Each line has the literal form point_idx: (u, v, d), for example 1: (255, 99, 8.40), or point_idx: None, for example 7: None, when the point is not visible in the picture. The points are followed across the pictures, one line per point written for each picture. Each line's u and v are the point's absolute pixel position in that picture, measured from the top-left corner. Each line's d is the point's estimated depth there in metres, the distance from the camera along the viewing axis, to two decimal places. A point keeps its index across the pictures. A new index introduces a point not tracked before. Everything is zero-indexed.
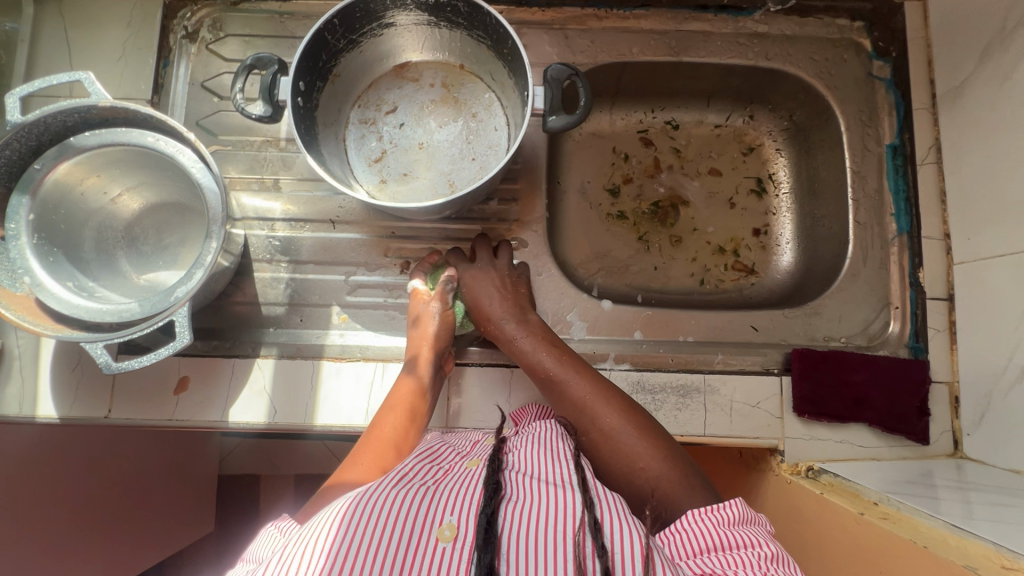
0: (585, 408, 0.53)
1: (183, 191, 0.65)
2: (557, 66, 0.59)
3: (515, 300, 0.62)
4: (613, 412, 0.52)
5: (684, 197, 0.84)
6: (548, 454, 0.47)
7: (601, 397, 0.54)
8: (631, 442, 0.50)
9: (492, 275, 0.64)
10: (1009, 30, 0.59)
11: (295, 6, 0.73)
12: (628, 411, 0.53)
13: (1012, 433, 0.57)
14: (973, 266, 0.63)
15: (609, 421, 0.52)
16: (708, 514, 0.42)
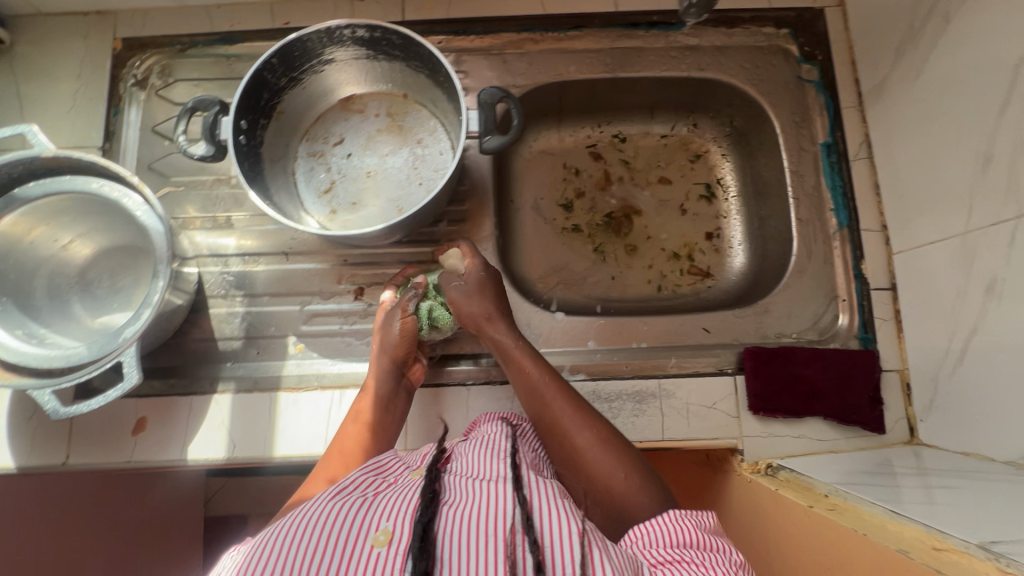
0: (559, 426, 0.52)
1: (134, 233, 0.66)
2: (489, 90, 0.61)
3: (495, 312, 0.59)
4: (590, 432, 0.51)
5: (636, 206, 0.86)
6: (489, 455, 0.47)
7: (581, 414, 0.53)
8: (604, 465, 0.50)
9: (472, 282, 0.60)
10: (916, 29, 0.62)
11: (240, 48, 0.75)
12: (606, 433, 0.52)
13: (960, 416, 0.58)
14: (910, 255, 0.65)
15: (582, 440, 0.51)
16: (681, 519, 0.44)
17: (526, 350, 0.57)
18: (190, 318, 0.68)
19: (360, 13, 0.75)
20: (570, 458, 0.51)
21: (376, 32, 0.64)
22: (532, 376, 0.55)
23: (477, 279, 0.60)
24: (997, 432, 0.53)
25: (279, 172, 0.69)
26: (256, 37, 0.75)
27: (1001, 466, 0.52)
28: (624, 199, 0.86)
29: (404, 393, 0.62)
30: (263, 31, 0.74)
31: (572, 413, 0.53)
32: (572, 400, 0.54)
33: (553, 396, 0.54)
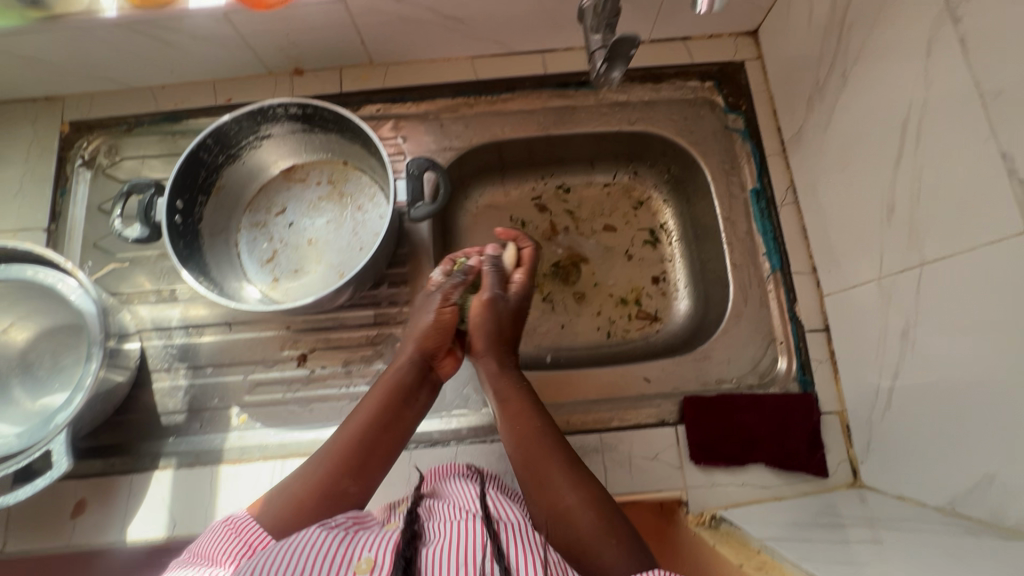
0: (544, 475, 0.53)
1: (64, 312, 0.66)
2: (416, 159, 0.64)
3: (510, 346, 0.64)
4: (575, 488, 0.52)
5: (583, 254, 0.86)
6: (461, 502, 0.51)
7: (569, 468, 0.54)
8: (586, 523, 0.49)
9: (505, 307, 0.65)
10: (822, 84, 0.65)
11: (185, 125, 0.78)
12: (595, 493, 0.51)
13: (894, 459, 0.58)
14: (838, 297, 0.66)
15: (568, 496, 0.51)
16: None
17: (525, 398, 0.60)
18: (132, 394, 0.69)
19: (300, 87, 0.78)
20: (553, 514, 0.51)
21: (309, 108, 0.67)
22: (526, 428, 0.57)
23: (507, 308, 0.65)
24: (926, 476, 0.53)
25: (219, 245, 0.71)
26: (201, 114, 0.78)
27: (931, 512, 0.52)
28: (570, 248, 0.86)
29: (427, 391, 0.62)
30: (207, 108, 0.78)
31: (559, 469, 0.53)
32: (563, 454, 0.55)
33: (542, 451, 0.55)
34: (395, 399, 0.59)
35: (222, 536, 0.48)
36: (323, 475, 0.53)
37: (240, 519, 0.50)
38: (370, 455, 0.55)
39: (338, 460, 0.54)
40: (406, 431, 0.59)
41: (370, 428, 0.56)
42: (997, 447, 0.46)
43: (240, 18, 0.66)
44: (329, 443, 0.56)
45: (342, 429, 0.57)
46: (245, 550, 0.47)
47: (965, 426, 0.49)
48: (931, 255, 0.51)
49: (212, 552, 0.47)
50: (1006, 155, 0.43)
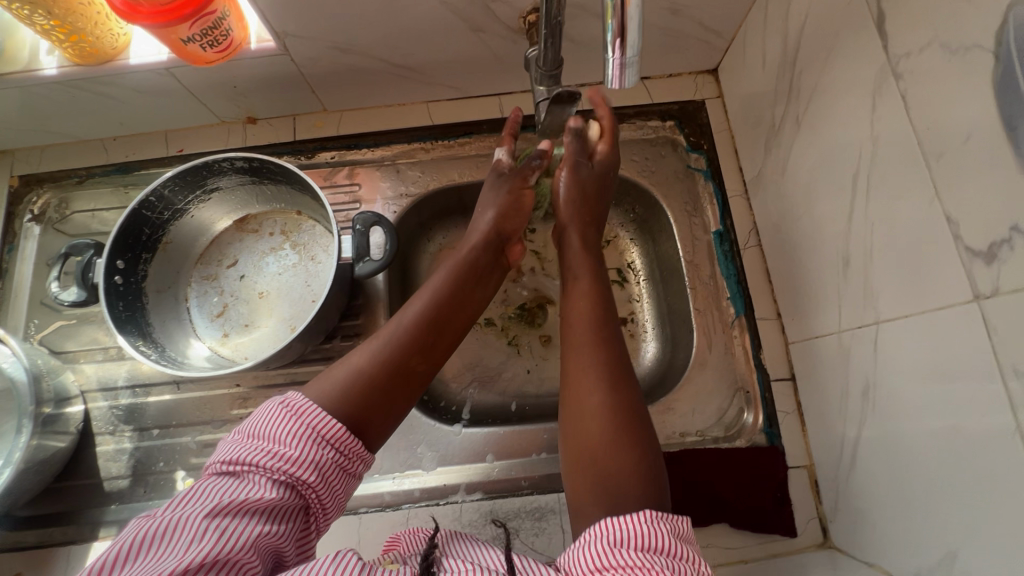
0: (579, 382, 0.50)
1: None
2: (363, 214, 0.63)
3: (591, 220, 0.65)
4: (609, 394, 0.48)
5: (549, 296, 0.84)
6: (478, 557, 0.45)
7: (613, 376, 0.50)
8: (609, 433, 0.46)
9: (587, 176, 0.64)
10: (778, 128, 0.64)
11: (136, 176, 0.76)
12: (637, 417, 0.47)
13: (861, 521, 0.55)
14: (802, 346, 0.64)
15: (597, 399, 0.48)
16: (651, 514, 0.40)
17: (584, 290, 0.57)
18: (74, 458, 0.66)
19: (254, 136, 0.77)
20: (578, 414, 0.49)
21: (254, 162, 0.66)
22: (586, 323, 0.54)
23: (585, 177, 0.65)
24: (892, 544, 0.51)
25: (167, 301, 0.69)
26: (153, 164, 0.77)
27: None
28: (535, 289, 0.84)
29: (491, 277, 0.62)
30: (159, 159, 0.77)
31: (600, 373, 0.50)
32: (616, 370, 0.50)
33: (594, 347, 0.52)
34: (461, 288, 0.57)
35: (288, 417, 0.43)
36: (395, 348, 0.50)
37: (299, 400, 0.44)
38: (439, 340, 0.53)
39: (414, 331, 0.51)
40: (464, 327, 0.57)
41: (438, 314, 0.53)
42: (958, 523, 0.43)
43: (183, 73, 0.65)
44: (398, 318, 0.53)
45: (411, 305, 0.54)
46: (311, 437, 0.42)
47: (926, 497, 0.46)
48: (886, 313, 0.49)
49: (274, 433, 0.43)
50: (951, 219, 0.41)
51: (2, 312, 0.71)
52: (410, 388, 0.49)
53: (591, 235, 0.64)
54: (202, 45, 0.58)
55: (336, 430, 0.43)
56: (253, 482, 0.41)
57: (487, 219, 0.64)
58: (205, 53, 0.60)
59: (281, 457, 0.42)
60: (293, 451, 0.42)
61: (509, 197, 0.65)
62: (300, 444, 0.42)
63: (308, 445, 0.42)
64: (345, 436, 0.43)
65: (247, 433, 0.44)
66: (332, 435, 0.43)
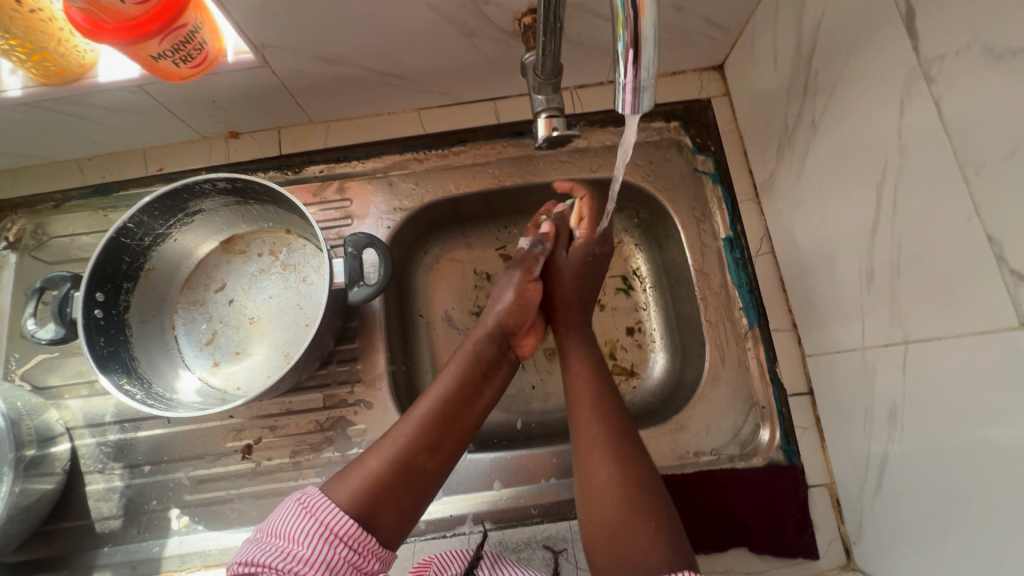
0: (586, 456, 0.54)
1: None
2: (356, 235, 0.60)
3: (576, 307, 0.66)
4: (617, 464, 0.52)
5: None
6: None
7: (622, 444, 0.53)
8: (620, 500, 0.50)
9: (567, 264, 0.67)
10: (791, 130, 0.60)
11: (115, 198, 0.73)
12: (639, 479, 0.51)
13: (889, 546, 0.52)
14: (821, 360, 0.61)
15: (604, 470, 0.52)
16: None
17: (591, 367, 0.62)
18: (61, 500, 0.63)
19: (237, 151, 0.73)
20: (589, 483, 0.52)
21: (238, 182, 0.62)
22: (587, 403, 0.58)
23: (568, 265, 0.67)
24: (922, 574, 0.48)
25: (152, 330, 0.66)
26: (132, 184, 0.73)
27: None
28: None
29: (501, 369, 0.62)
30: (138, 179, 0.73)
31: (608, 445, 0.53)
32: (627, 439, 0.54)
33: (598, 418, 0.56)
34: (469, 384, 0.58)
35: (300, 518, 0.45)
36: (405, 446, 0.52)
37: (311, 498, 0.47)
38: (448, 437, 0.54)
39: (422, 430, 0.53)
40: (475, 421, 0.58)
41: (445, 413, 0.55)
42: (997, 559, 0.41)
43: (157, 90, 0.61)
44: (407, 416, 0.55)
45: (417, 408, 0.55)
46: (325, 533, 0.44)
47: (961, 529, 0.44)
48: (916, 334, 0.46)
49: (287, 535, 0.44)
50: (993, 237, 0.37)
51: None
52: (417, 488, 0.51)
53: (580, 327, 0.66)
54: (174, 61, 0.54)
55: (351, 529, 0.45)
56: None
57: (500, 305, 0.65)
58: (178, 69, 0.55)
59: (295, 557, 0.43)
60: (308, 550, 0.43)
61: (516, 293, 0.65)
62: (313, 542, 0.44)
63: (320, 542, 0.44)
64: (360, 534, 0.46)
65: (262, 534, 0.45)
66: (345, 532, 0.45)
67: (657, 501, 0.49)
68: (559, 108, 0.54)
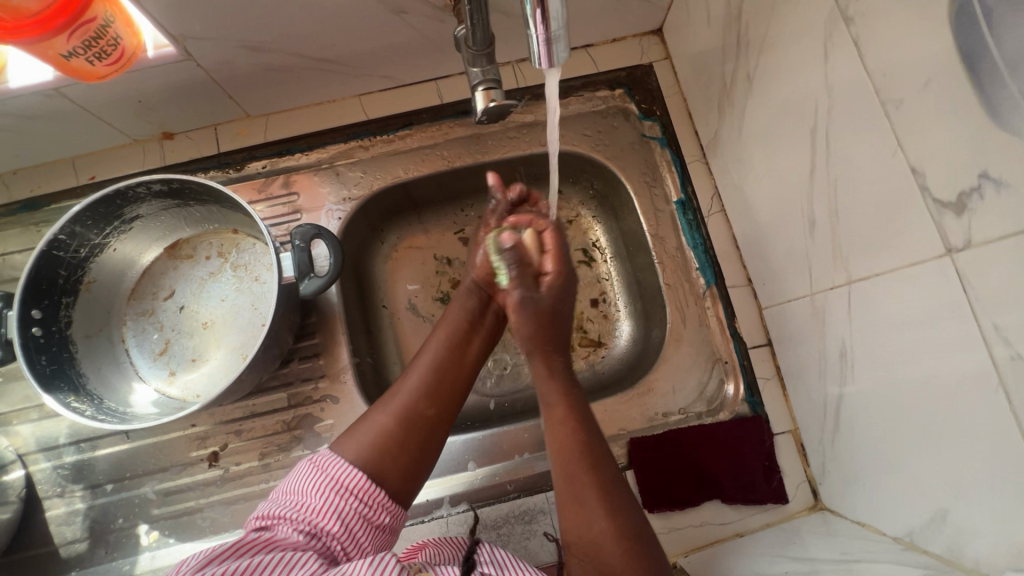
0: (573, 509, 0.47)
1: None
2: (302, 226, 0.58)
3: (554, 346, 0.51)
4: (611, 517, 0.45)
5: None
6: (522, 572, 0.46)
7: (610, 491, 0.47)
8: (616, 565, 0.44)
9: (539, 308, 0.51)
10: (730, 87, 0.61)
11: (47, 212, 0.69)
12: (636, 531, 0.45)
13: (850, 482, 0.54)
14: (776, 311, 0.62)
15: (601, 524, 0.45)
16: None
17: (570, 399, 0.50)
18: (20, 529, 0.61)
19: (172, 153, 0.71)
20: (581, 540, 0.46)
21: (174, 183, 0.60)
22: (564, 439, 0.48)
23: (542, 305, 0.51)
24: (881, 504, 0.50)
25: (99, 345, 0.63)
26: (63, 196, 0.69)
27: (890, 544, 0.48)
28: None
29: (486, 321, 0.60)
30: (69, 190, 0.69)
31: (598, 500, 0.46)
32: (613, 493, 0.47)
33: (587, 464, 0.47)
34: (454, 342, 0.58)
35: (314, 474, 0.48)
36: (406, 400, 0.54)
37: (323, 457, 0.50)
38: (446, 383, 0.56)
39: (420, 382, 0.55)
40: (472, 369, 0.58)
41: (440, 364, 0.56)
42: (943, 478, 0.42)
43: (76, 92, 0.58)
44: (406, 372, 0.56)
45: (412, 368, 0.56)
46: (336, 487, 0.47)
47: (911, 455, 0.45)
48: (858, 273, 0.47)
49: (304, 489, 0.48)
50: (916, 168, 0.38)
51: None
52: (426, 437, 0.53)
53: (558, 360, 0.52)
54: (89, 58, 0.51)
55: (358, 481, 0.48)
56: (284, 529, 0.45)
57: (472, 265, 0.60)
58: (94, 68, 0.53)
59: (309, 508, 0.46)
60: (320, 501, 0.46)
61: (485, 249, 0.58)
62: (324, 496, 0.47)
63: (332, 494, 0.47)
64: (366, 483, 0.48)
65: (279, 492, 0.48)
66: (354, 485, 0.48)
67: (655, 557, 0.45)
68: (496, 79, 0.54)
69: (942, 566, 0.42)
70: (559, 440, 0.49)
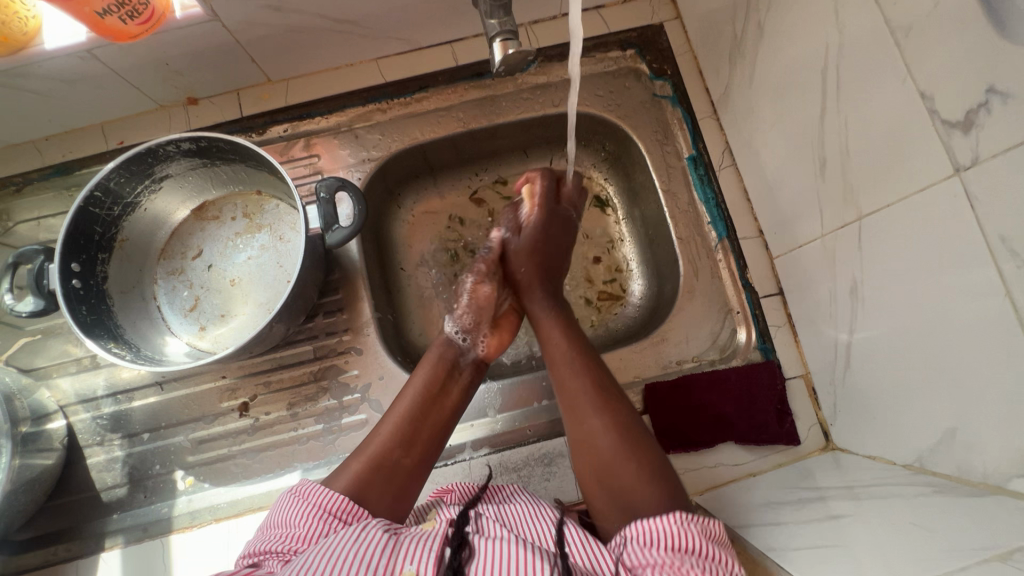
0: (576, 408, 0.53)
1: None
2: (325, 180, 0.60)
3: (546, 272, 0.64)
4: (611, 426, 0.50)
5: None
6: (531, 515, 0.49)
7: (604, 401, 0.52)
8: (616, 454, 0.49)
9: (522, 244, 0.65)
10: (740, 38, 0.62)
11: (78, 176, 0.72)
12: (627, 423, 0.50)
13: (861, 418, 0.56)
14: (788, 258, 0.63)
15: (596, 420, 0.51)
16: (683, 516, 0.42)
17: (567, 333, 0.59)
18: (63, 475, 0.64)
19: (197, 118, 0.73)
20: (582, 443, 0.51)
21: (201, 142, 0.61)
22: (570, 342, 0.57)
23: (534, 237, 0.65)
24: (891, 435, 0.51)
25: (133, 301, 0.66)
26: (94, 161, 0.72)
27: (899, 471, 0.50)
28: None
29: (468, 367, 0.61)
30: (99, 154, 0.72)
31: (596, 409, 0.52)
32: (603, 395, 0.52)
33: (583, 372, 0.54)
34: (431, 386, 0.57)
35: (297, 503, 0.47)
36: (382, 448, 0.52)
37: (306, 485, 0.48)
38: (422, 428, 0.54)
39: (395, 430, 0.53)
40: (451, 415, 0.57)
41: (417, 410, 0.55)
42: (948, 399, 0.44)
43: (107, 54, 0.60)
44: (380, 423, 0.55)
45: (389, 414, 0.55)
46: (320, 512, 0.45)
47: (921, 382, 0.47)
48: (868, 208, 0.49)
49: (288, 519, 0.46)
50: (925, 93, 0.40)
51: None
52: (400, 485, 0.51)
53: (546, 292, 0.63)
54: (121, 17, 0.53)
55: (341, 503, 0.46)
56: (269, 564, 0.43)
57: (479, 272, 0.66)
58: (126, 27, 0.55)
59: (294, 536, 0.45)
60: (303, 529, 0.45)
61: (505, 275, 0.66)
62: (307, 522, 0.45)
63: (314, 520, 0.45)
64: (349, 504, 0.46)
65: (265, 529, 0.47)
66: (337, 507, 0.46)
67: (654, 458, 0.48)
68: (512, 31, 0.55)
69: (949, 483, 0.44)
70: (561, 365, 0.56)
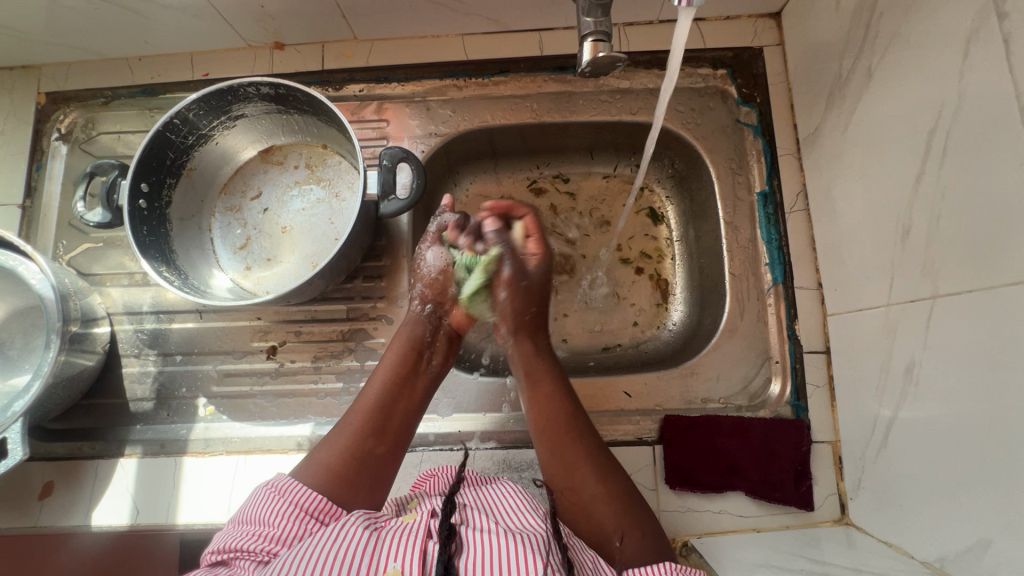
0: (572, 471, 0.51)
1: (7, 293, 0.64)
2: (391, 148, 0.60)
3: (534, 327, 0.59)
4: (599, 479, 0.50)
5: (579, 244, 0.78)
6: (514, 507, 0.49)
7: (597, 463, 0.52)
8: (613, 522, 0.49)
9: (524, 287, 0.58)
10: (844, 79, 0.58)
11: (162, 100, 0.75)
12: (616, 484, 0.51)
13: (886, 502, 0.53)
14: (843, 319, 0.60)
15: (591, 486, 0.50)
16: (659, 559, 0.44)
17: (550, 376, 0.57)
18: (101, 378, 0.68)
19: (280, 63, 0.74)
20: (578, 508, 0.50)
21: (280, 89, 0.63)
22: (544, 397, 0.55)
23: (530, 284, 0.59)
24: (917, 528, 0.49)
25: (190, 229, 0.69)
26: (179, 88, 0.74)
27: (917, 567, 0.47)
28: (566, 233, 0.78)
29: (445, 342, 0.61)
30: (184, 83, 0.74)
31: (584, 455, 0.52)
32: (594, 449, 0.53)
33: (573, 435, 0.53)
34: (401, 376, 0.57)
35: (273, 500, 0.47)
36: (353, 433, 0.52)
37: (284, 481, 0.49)
38: (395, 416, 0.55)
39: (366, 416, 0.53)
40: (421, 400, 0.57)
41: (387, 396, 0.55)
42: (987, 508, 0.41)
43: None
44: (349, 411, 0.55)
45: (360, 401, 0.55)
46: (296, 512, 0.46)
47: (962, 482, 0.44)
48: (946, 288, 0.45)
49: (261, 517, 0.46)
50: None
51: (31, 231, 0.72)
52: (373, 474, 0.51)
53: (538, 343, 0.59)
54: None
55: (318, 503, 0.47)
56: (241, 564, 0.43)
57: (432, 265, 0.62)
58: None
59: (267, 536, 0.45)
60: (280, 529, 0.45)
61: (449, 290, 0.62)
62: (284, 521, 0.45)
63: (291, 518, 0.45)
64: (327, 505, 0.47)
65: (237, 523, 0.47)
66: (314, 506, 0.47)
67: (641, 512, 0.50)
68: (606, 33, 0.54)
69: None
70: (548, 433, 0.53)
